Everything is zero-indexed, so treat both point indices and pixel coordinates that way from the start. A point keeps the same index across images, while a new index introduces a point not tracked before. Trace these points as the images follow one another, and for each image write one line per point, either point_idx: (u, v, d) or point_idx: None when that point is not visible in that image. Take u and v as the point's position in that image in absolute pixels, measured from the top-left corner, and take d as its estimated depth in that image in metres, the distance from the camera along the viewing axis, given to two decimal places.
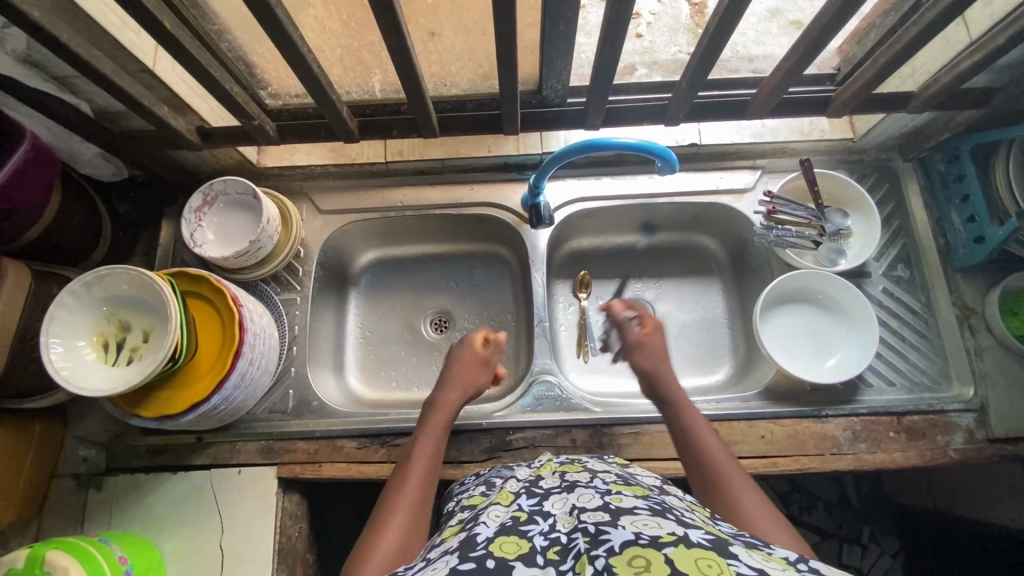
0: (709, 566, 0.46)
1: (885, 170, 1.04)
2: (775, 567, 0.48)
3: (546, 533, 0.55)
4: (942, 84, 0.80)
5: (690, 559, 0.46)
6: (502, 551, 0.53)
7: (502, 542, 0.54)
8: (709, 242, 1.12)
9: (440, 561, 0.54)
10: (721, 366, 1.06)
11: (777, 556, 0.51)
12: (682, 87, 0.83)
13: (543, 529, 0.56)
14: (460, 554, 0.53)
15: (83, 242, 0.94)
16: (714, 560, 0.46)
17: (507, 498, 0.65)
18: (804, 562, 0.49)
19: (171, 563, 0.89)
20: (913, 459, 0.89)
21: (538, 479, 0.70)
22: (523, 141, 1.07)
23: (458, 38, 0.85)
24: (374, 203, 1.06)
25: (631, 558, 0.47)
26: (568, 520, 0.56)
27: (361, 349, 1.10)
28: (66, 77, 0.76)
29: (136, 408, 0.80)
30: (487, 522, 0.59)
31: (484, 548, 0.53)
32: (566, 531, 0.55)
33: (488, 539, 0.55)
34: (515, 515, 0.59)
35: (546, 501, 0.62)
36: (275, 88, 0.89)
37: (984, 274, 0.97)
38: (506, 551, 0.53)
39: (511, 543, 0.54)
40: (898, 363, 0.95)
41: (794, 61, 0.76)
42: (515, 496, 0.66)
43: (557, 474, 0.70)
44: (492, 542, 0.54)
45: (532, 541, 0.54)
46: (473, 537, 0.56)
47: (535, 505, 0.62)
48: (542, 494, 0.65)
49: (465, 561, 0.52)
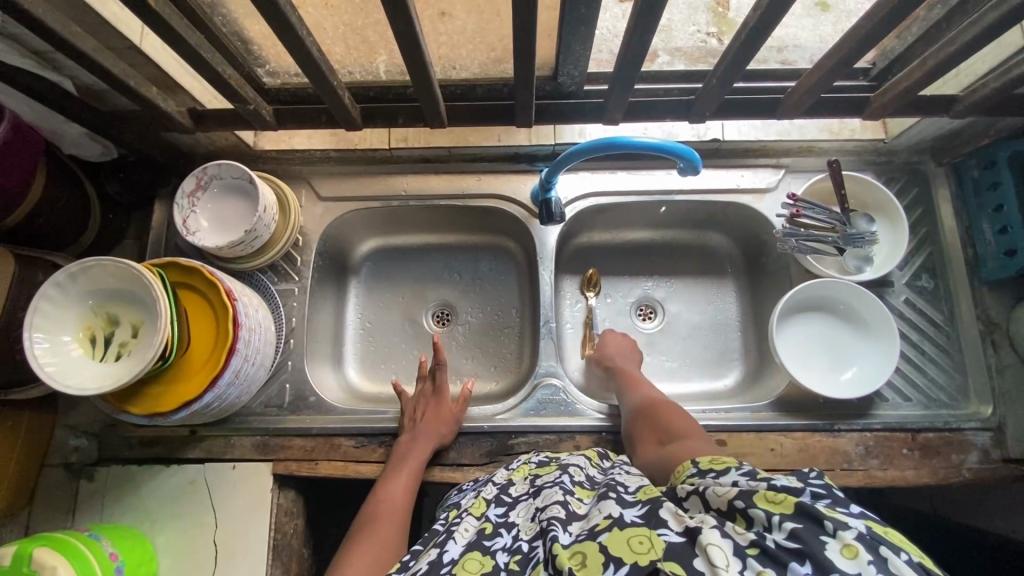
0: (641, 544, 0.48)
1: (915, 174, 0.99)
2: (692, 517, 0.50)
3: (508, 546, 0.57)
4: (991, 89, 0.75)
5: (622, 541, 0.49)
6: (464, 571, 0.54)
7: (466, 561, 0.55)
8: (725, 241, 1.08)
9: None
10: (731, 371, 1.03)
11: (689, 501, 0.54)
12: (713, 82, 0.78)
13: (507, 541, 0.57)
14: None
15: (71, 225, 0.89)
16: (644, 534, 0.49)
17: (478, 506, 0.65)
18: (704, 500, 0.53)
19: (163, 557, 0.87)
20: (926, 478, 0.86)
21: (508, 484, 0.70)
22: (535, 132, 1.01)
23: (470, 19, 0.78)
24: (377, 190, 1.02)
25: (572, 554, 0.50)
26: (529, 528, 0.58)
27: (361, 341, 1.07)
28: (46, 52, 0.71)
29: (125, 404, 0.77)
30: (454, 537, 0.59)
31: (448, 572, 0.54)
32: (528, 540, 0.56)
33: (453, 560, 0.55)
34: (481, 528, 0.60)
35: (513, 510, 0.63)
36: (273, 66, 0.82)
37: (1012, 289, 0.93)
38: (469, 571, 0.54)
39: (474, 562, 0.55)
40: (916, 378, 0.91)
41: (836, 59, 0.71)
42: (486, 505, 0.65)
43: (528, 478, 0.70)
44: (455, 564, 0.55)
45: (496, 558, 0.55)
46: (438, 559, 0.56)
47: (501, 515, 0.62)
48: (510, 503, 0.65)
49: None
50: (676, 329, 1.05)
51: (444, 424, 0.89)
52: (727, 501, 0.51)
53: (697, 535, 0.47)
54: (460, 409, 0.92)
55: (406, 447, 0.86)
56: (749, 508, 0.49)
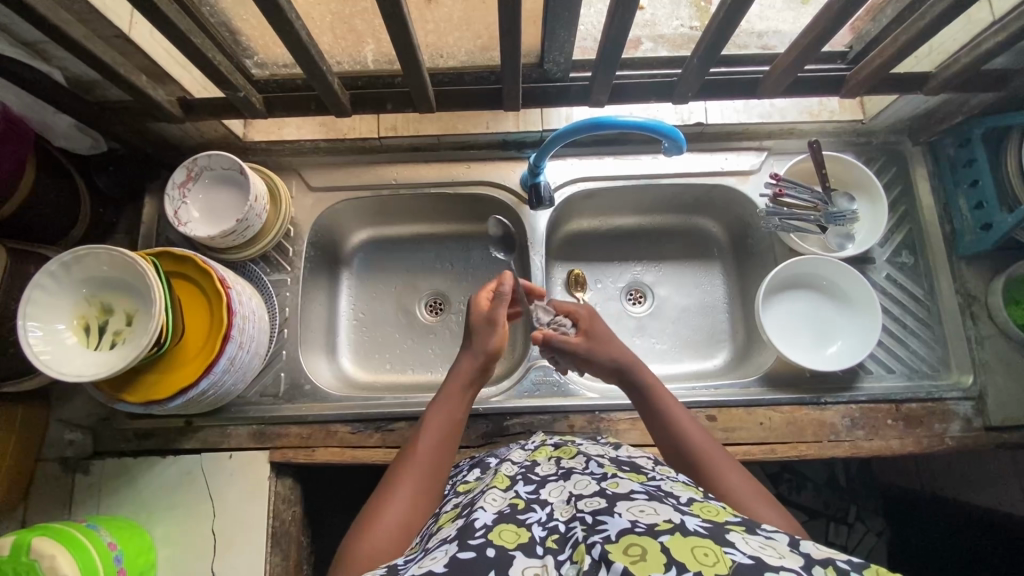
0: (707, 556, 0.45)
1: (893, 153, 1.02)
2: (773, 554, 0.46)
3: (543, 522, 0.54)
4: (962, 65, 0.78)
5: (686, 547, 0.45)
6: (501, 540, 0.51)
7: (500, 530, 0.53)
8: (710, 224, 1.10)
9: (438, 550, 0.52)
10: (719, 351, 1.05)
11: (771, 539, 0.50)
12: (693, 63, 0.80)
13: (541, 518, 0.55)
14: (458, 542, 0.52)
15: (62, 218, 0.89)
16: (710, 548, 0.46)
17: (503, 483, 0.64)
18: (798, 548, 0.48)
19: (162, 548, 0.87)
20: (910, 447, 0.88)
21: (534, 464, 0.69)
22: (523, 118, 1.02)
23: (456, 5, 0.80)
24: (366, 180, 1.03)
25: (627, 547, 0.46)
26: (565, 508, 0.56)
27: (354, 331, 1.07)
28: (35, 42, 0.71)
29: (121, 394, 0.77)
30: (484, 508, 0.57)
31: (483, 536, 0.52)
32: (564, 520, 0.54)
33: (487, 526, 0.53)
34: (512, 502, 0.58)
35: (543, 489, 0.61)
36: (262, 57, 0.83)
37: (988, 262, 0.96)
38: (504, 540, 0.52)
39: (510, 532, 0.53)
40: (899, 350, 0.94)
41: (812, 38, 0.73)
42: (510, 480, 0.64)
43: (553, 460, 0.69)
44: (489, 531, 0.53)
45: (531, 531, 0.53)
46: (471, 524, 0.54)
47: (532, 493, 0.60)
48: (538, 481, 0.63)
49: (465, 550, 0.50)
50: (665, 312, 1.07)
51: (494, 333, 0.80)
52: (828, 556, 0.46)
53: (772, 569, 0.43)
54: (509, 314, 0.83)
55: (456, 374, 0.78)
56: (851, 570, 0.43)
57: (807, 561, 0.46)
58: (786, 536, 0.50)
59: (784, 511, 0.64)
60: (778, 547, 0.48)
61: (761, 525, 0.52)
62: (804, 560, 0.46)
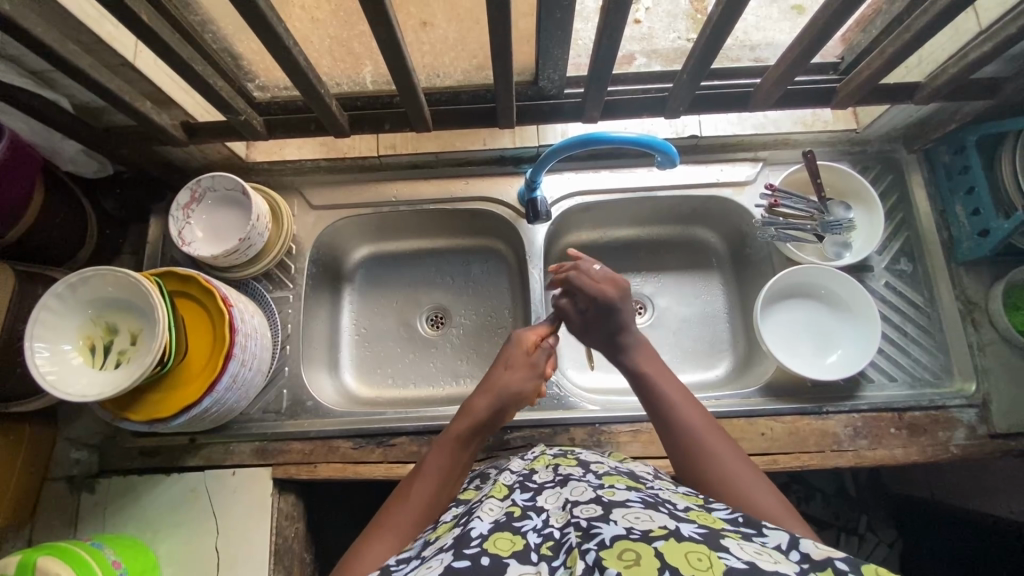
0: (701, 560, 0.45)
1: (888, 161, 1.02)
2: (769, 559, 0.46)
3: (539, 529, 0.55)
4: (949, 74, 0.79)
5: (680, 553, 0.46)
6: (495, 548, 0.52)
7: (496, 538, 0.53)
8: (708, 235, 1.10)
9: (433, 560, 0.53)
10: (720, 362, 1.04)
11: (769, 544, 0.50)
12: (684, 78, 0.81)
13: (537, 524, 0.56)
14: (453, 551, 0.52)
15: (69, 240, 0.91)
16: (704, 552, 0.46)
17: (500, 492, 0.64)
18: (795, 548, 0.49)
19: (166, 565, 0.88)
20: (914, 456, 0.88)
21: (532, 472, 0.69)
22: (519, 134, 1.04)
23: (451, 27, 0.81)
24: (367, 197, 1.04)
25: (621, 551, 0.46)
26: (561, 515, 0.56)
27: (356, 347, 1.08)
28: (44, 71, 0.74)
29: (126, 411, 0.78)
30: (481, 517, 0.57)
31: (478, 545, 0.52)
32: (560, 526, 0.54)
33: (482, 535, 0.54)
34: (509, 510, 0.58)
35: (540, 496, 0.61)
36: (263, 80, 0.86)
37: (988, 268, 0.96)
38: (499, 548, 0.52)
39: (505, 540, 0.53)
40: (900, 358, 0.94)
41: (799, 50, 0.74)
42: (509, 489, 0.65)
43: (551, 468, 0.69)
44: (485, 540, 0.53)
45: (527, 538, 0.53)
46: (467, 533, 0.55)
47: (528, 500, 0.61)
48: (535, 489, 0.64)
49: (459, 560, 0.50)
50: (665, 323, 1.07)
51: (515, 376, 0.81)
52: (828, 557, 0.46)
53: (767, 574, 0.43)
54: (536, 363, 0.83)
55: (472, 414, 0.77)
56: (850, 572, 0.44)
57: (805, 566, 0.46)
58: (786, 537, 0.50)
59: (780, 496, 0.64)
60: (776, 553, 0.48)
61: (759, 530, 0.53)
62: (799, 566, 0.46)
